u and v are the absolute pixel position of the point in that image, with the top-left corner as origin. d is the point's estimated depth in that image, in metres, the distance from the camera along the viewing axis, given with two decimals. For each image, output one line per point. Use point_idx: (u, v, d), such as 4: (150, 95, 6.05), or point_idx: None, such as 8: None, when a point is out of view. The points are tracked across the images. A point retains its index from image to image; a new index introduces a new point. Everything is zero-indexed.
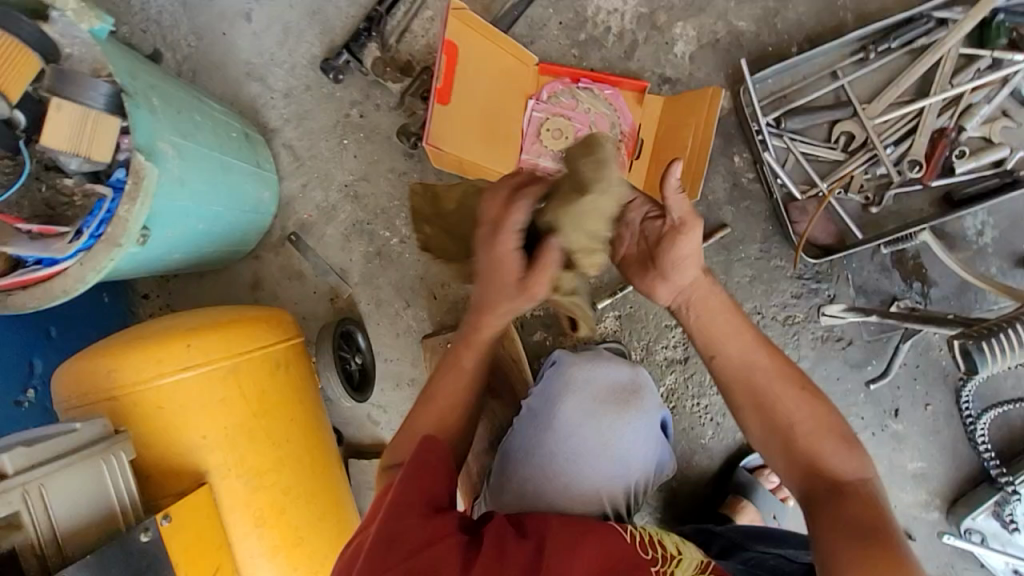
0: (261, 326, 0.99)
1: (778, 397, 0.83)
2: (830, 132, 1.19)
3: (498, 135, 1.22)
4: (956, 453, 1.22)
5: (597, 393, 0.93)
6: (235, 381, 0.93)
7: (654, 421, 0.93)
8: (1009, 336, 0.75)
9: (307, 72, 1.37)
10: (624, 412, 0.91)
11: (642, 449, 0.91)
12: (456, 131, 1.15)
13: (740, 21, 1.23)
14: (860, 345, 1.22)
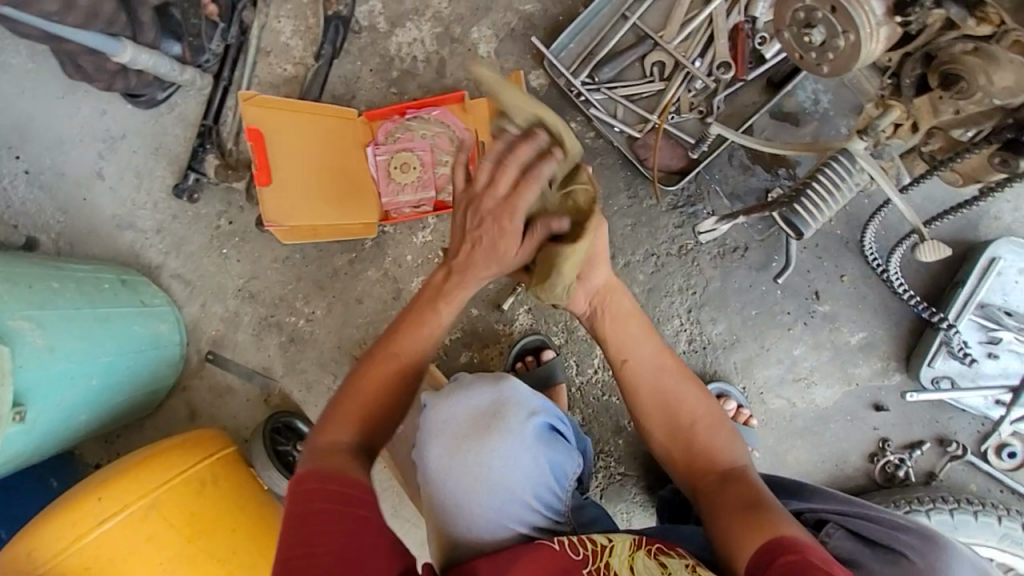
0: (175, 455, 0.99)
1: (678, 395, 0.95)
2: (644, 68, 1.24)
3: (349, 191, 1.29)
4: (888, 311, 1.23)
5: (459, 423, 0.85)
6: (160, 516, 0.95)
7: (522, 443, 0.82)
8: (811, 195, 0.82)
9: (169, 203, 1.41)
10: (490, 438, 0.83)
11: (526, 470, 0.82)
12: (292, 202, 1.24)
13: (526, 5, 1.30)
14: (756, 247, 1.25)
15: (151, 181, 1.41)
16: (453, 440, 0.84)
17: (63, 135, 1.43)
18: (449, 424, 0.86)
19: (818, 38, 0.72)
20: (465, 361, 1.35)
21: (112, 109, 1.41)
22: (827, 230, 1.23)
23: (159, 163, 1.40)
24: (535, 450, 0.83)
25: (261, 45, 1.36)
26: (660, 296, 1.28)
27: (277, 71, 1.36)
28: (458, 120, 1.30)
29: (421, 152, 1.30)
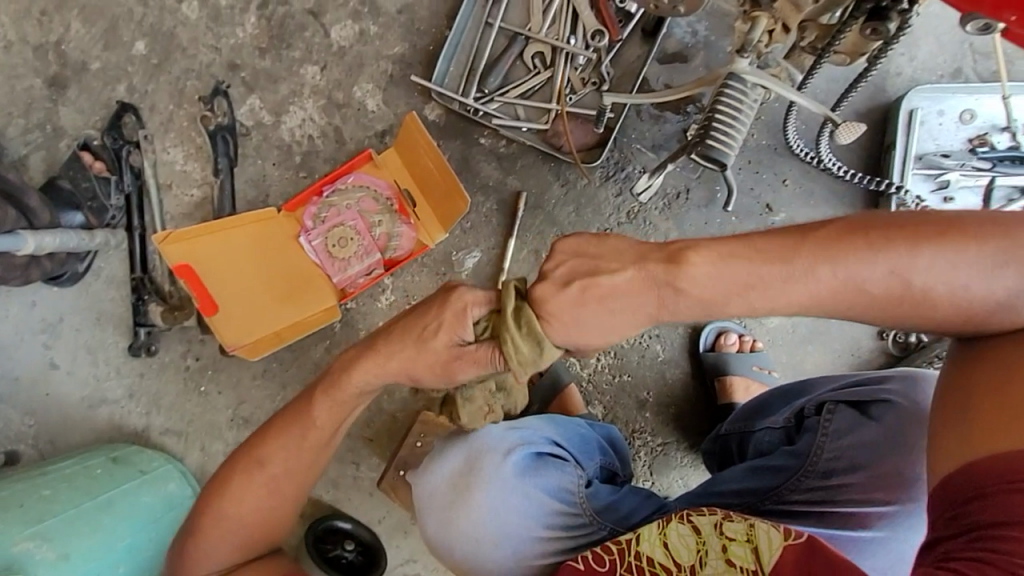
0: None
1: (959, 281, 0.63)
2: (527, 64, 1.26)
3: (295, 288, 1.27)
4: (839, 195, 1.25)
5: (448, 488, 0.94)
6: None
7: (503, 483, 0.91)
8: (719, 124, 0.80)
9: (131, 364, 1.38)
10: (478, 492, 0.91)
11: (519, 506, 0.90)
12: (241, 324, 1.23)
13: (394, 48, 1.30)
14: (696, 185, 1.26)
15: (105, 351, 1.38)
16: (452, 499, 0.93)
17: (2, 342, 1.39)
18: (439, 491, 0.94)
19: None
20: None
21: (41, 297, 1.38)
22: (753, 144, 1.25)
23: (106, 331, 1.37)
24: (517, 486, 0.90)
25: (160, 181, 1.34)
26: None
27: (185, 199, 1.35)
28: (375, 177, 1.30)
29: (352, 221, 1.29)
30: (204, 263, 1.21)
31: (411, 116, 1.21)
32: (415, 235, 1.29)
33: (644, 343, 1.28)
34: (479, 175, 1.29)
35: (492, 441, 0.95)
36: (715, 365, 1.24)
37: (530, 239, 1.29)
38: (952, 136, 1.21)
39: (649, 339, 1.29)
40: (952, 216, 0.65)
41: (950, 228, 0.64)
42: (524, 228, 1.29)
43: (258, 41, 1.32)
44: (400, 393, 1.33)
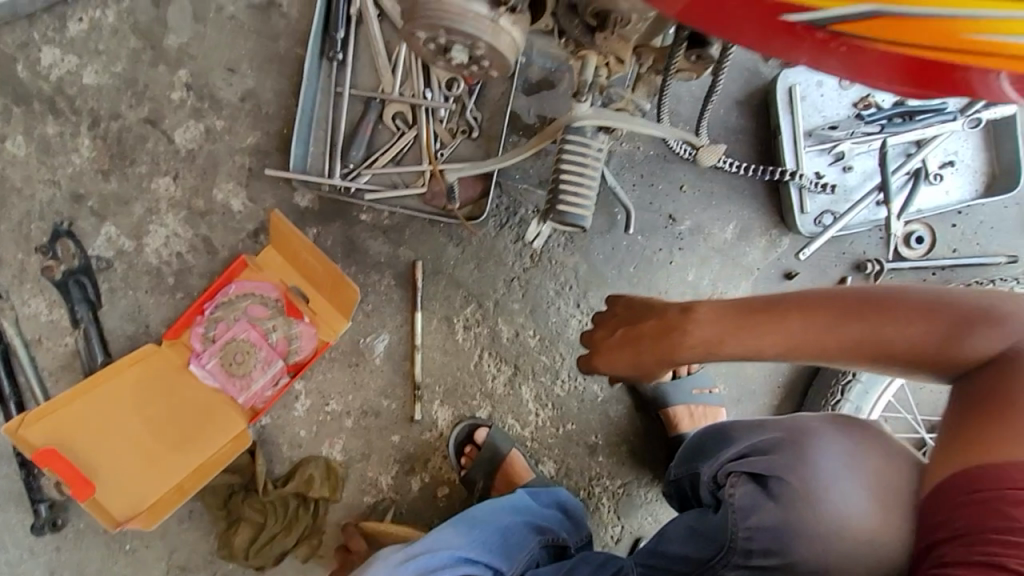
0: None
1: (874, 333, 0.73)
2: (389, 126, 1.17)
3: (193, 430, 1.17)
4: (739, 189, 1.20)
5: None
6: None
7: None
8: (567, 192, 0.82)
9: (42, 541, 1.24)
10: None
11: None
12: (129, 489, 1.14)
13: (246, 139, 1.20)
14: (594, 213, 1.19)
15: (9, 534, 1.24)
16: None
17: None
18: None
19: (461, 51, 0.64)
20: (420, 487, 1.23)
21: None
22: (642, 157, 1.18)
23: (6, 512, 1.24)
24: None
25: (26, 337, 1.22)
26: (545, 311, 1.21)
27: (60, 350, 1.22)
28: (258, 282, 1.21)
29: (244, 334, 1.20)
30: (77, 432, 1.12)
31: (276, 214, 1.11)
32: (315, 332, 1.21)
33: (580, 386, 1.22)
34: (368, 253, 1.20)
35: None
36: (655, 395, 1.19)
37: (438, 307, 1.21)
38: (836, 106, 1.17)
39: (585, 381, 1.22)
40: (869, 293, 0.75)
41: (854, 311, 0.74)
42: (429, 297, 1.21)
43: (97, 164, 1.20)
44: (340, 500, 1.23)
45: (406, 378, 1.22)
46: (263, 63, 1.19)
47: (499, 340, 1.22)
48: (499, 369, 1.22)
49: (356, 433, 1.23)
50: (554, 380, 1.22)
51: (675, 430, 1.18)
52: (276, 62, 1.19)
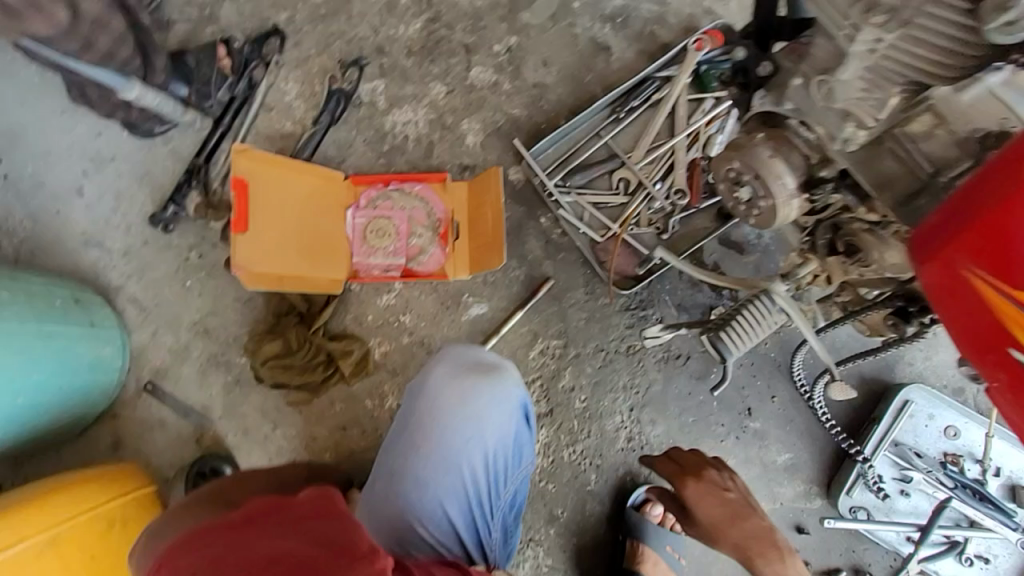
0: (92, 484, 1.00)
1: None
2: (610, 181, 1.37)
3: (324, 247, 1.34)
4: (814, 436, 1.29)
5: (460, 377, 0.97)
6: (61, 549, 0.91)
7: (504, 407, 0.95)
8: (737, 324, 0.87)
9: (143, 229, 1.44)
10: (477, 403, 0.94)
11: (507, 436, 0.94)
12: (263, 250, 1.26)
13: (513, 109, 1.43)
14: (698, 357, 1.31)
15: (129, 206, 1.45)
16: (437, 405, 0.95)
17: (54, 149, 1.48)
18: (441, 395, 0.95)
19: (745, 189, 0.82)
20: None
21: (108, 133, 1.48)
22: (762, 352, 1.31)
23: (143, 191, 1.45)
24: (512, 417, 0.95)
25: (267, 101, 1.46)
26: (604, 392, 1.33)
27: (277, 127, 1.45)
28: (436, 197, 1.39)
29: (397, 221, 1.38)
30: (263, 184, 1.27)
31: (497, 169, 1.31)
32: (442, 261, 1.37)
33: (581, 468, 1.30)
34: (523, 245, 1.38)
35: (496, 401, 0.95)
36: (635, 525, 1.25)
37: (535, 321, 1.36)
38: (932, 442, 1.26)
39: (587, 467, 1.31)
40: None
41: None
42: (535, 309, 1.36)
43: (411, 43, 1.47)
44: (351, 385, 1.36)
45: (469, 347, 1.35)
46: (568, 74, 1.43)
47: (555, 381, 1.34)
48: (537, 402, 1.33)
49: (404, 350, 1.37)
50: (567, 445, 1.32)
51: (633, 563, 1.24)
52: (576, 80, 1.43)
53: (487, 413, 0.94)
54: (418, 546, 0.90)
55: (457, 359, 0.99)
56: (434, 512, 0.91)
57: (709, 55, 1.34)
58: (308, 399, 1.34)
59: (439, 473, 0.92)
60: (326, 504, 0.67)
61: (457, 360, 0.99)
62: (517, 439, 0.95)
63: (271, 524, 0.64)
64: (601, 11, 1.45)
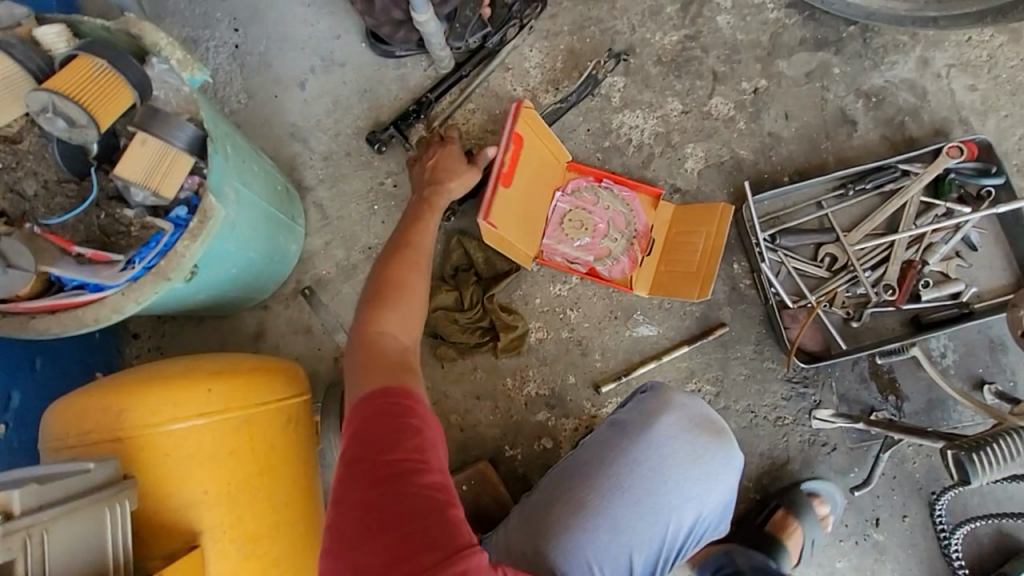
0: (277, 378, 0.97)
1: None
2: (817, 253, 1.36)
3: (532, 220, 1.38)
4: (931, 566, 1.28)
5: (689, 432, 0.94)
6: (247, 433, 0.90)
7: (721, 468, 0.93)
8: (997, 450, 0.84)
9: (349, 140, 1.44)
10: (702, 465, 0.92)
11: (721, 501, 0.93)
12: (503, 214, 1.25)
13: (742, 150, 1.42)
14: (843, 451, 1.31)
15: (344, 113, 1.45)
16: (659, 454, 0.92)
17: (288, 34, 1.47)
18: (665, 444, 0.93)
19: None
20: (540, 420, 1.36)
21: (346, 38, 1.47)
22: (909, 469, 1.29)
23: (360, 104, 1.45)
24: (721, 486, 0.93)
25: (507, 59, 1.46)
26: (740, 453, 1.32)
27: (508, 87, 1.45)
28: (642, 210, 1.37)
29: (598, 217, 1.37)
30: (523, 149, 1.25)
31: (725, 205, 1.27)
32: (628, 271, 1.35)
33: None
34: None
35: (709, 467, 0.93)
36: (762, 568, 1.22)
37: (697, 360, 1.35)
38: None
39: None
40: None
41: None
42: (700, 349, 1.35)
43: (663, 53, 1.46)
44: (498, 357, 1.36)
45: (625, 361, 1.36)
46: (805, 135, 1.42)
47: None
48: None
49: (559, 342, 1.37)
50: None
51: None
52: (812, 144, 1.42)
53: (715, 476, 0.93)
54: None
55: (686, 410, 0.96)
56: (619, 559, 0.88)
57: (959, 164, 1.33)
58: (456, 358, 1.35)
59: (637, 522, 0.89)
60: (404, 410, 0.79)
61: (687, 413, 0.96)
62: (724, 507, 0.95)
63: (413, 433, 0.77)
64: (858, 85, 1.44)
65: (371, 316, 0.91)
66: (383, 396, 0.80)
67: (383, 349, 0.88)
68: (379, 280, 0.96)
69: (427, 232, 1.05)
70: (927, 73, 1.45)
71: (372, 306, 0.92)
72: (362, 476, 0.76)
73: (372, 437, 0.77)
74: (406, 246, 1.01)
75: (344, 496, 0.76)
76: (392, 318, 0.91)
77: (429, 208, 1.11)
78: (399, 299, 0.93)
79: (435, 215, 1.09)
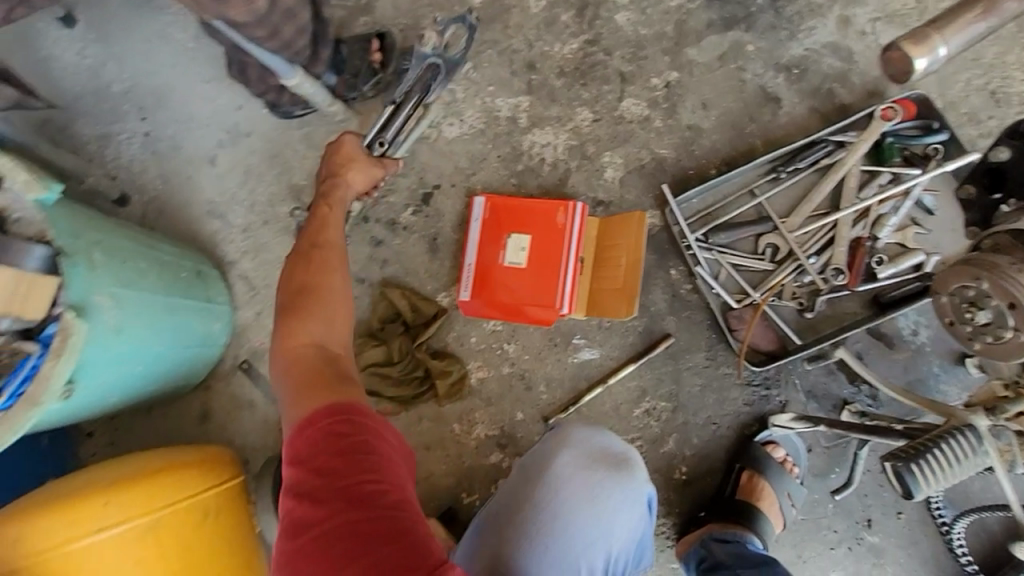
0: (189, 472, 0.95)
1: None
2: (756, 244, 1.27)
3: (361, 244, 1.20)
4: (940, 566, 1.16)
5: (586, 466, 0.89)
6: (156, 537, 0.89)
7: (633, 499, 0.88)
8: (937, 457, 0.75)
9: (266, 208, 1.44)
10: (608, 502, 0.87)
11: (636, 536, 0.88)
12: None
13: (662, 149, 1.35)
14: (820, 453, 1.21)
15: (257, 182, 1.45)
16: (558, 496, 0.87)
17: (194, 115, 1.48)
18: (567, 485, 0.88)
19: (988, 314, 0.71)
20: (493, 462, 1.30)
21: (248, 108, 1.47)
22: None
23: (271, 170, 1.45)
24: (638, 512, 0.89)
25: (407, 100, 1.43)
26: (706, 469, 1.24)
27: None
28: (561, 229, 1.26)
29: None
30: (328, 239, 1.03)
31: (638, 215, 1.22)
32: None
33: (667, 542, 1.23)
34: (647, 295, 1.29)
35: (620, 502, 0.87)
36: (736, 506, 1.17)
37: (646, 378, 1.27)
38: None
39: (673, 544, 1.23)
40: None
41: None
42: (648, 365, 1.28)
43: (565, 64, 1.40)
44: (441, 405, 1.32)
45: (572, 390, 1.29)
46: (728, 122, 1.34)
47: (657, 445, 1.26)
48: None
49: (501, 381, 1.31)
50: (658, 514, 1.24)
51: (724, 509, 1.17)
52: (736, 129, 1.33)
53: (622, 513, 0.87)
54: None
55: (582, 445, 0.91)
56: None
57: (896, 126, 1.22)
58: (398, 412, 1.31)
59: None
60: (341, 423, 0.75)
61: (585, 447, 0.91)
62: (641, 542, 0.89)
63: (355, 463, 0.72)
64: (776, 58, 1.34)
65: (282, 343, 0.87)
66: (331, 415, 0.75)
67: (320, 369, 0.83)
68: (285, 309, 0.90)
69: (324, 256, 0.97)
70: (850, 33, 1.34)
71: (289, 328, 0.88)
72: (319, 495, 0.71)
73: (317, 455, 0.73)
74: (316, 281, 0.93)
75: (303, 533, 0.70)
76: (314, 339, 0.88)
77: (329, 237, 1.02)
78: (333, 320, 0.90)
79: (332, 240, 1.01)
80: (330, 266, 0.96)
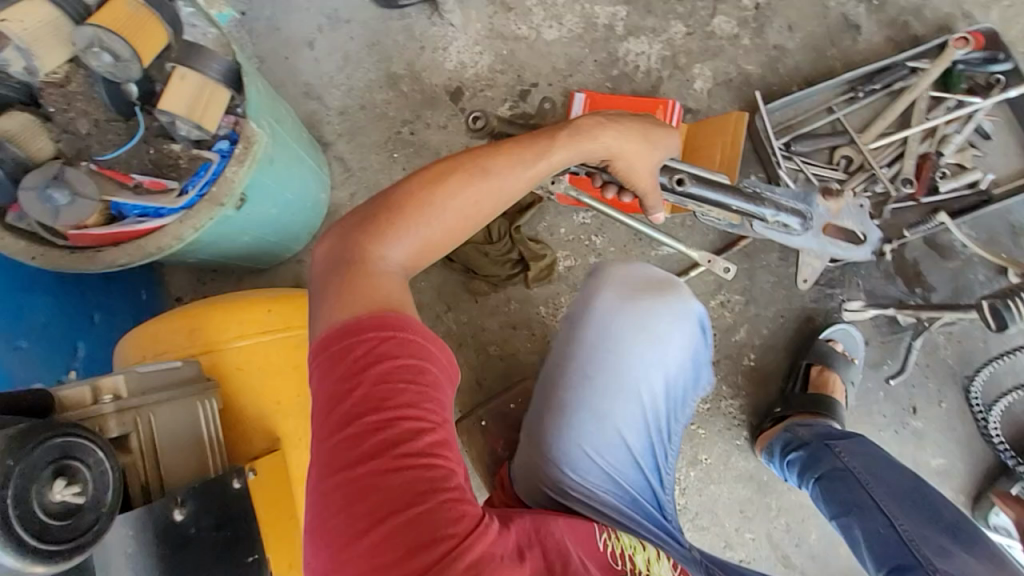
0: None
1: None
2: (833, 157, 1.38)
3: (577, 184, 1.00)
4: (972, 448, 1.32)
5: (630, 293, 1.04)
6: None
7: (679, 320, 1.02)
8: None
9: (363, 94, 1.48)
10: (649, 319, 1.02)
11: (689, 350, 1.03)
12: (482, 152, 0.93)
13: (748, 66, 1.44)
14: (875, 346, 1.35)
15: (355, 69, 1.48)
16: (609, 324, 1.02)
17: None
18: (612, 316, 1.03)
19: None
20: None
21: None
22: (941, 357, 1.33)
23: (370, 58, 1.48)
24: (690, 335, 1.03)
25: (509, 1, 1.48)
26: (773, 356, 1.35)
27: (513, 27, 1.47)
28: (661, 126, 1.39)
29: None
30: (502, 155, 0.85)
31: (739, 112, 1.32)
32: None
33: (735, 421, 1.35)
34: None
35: (660, 320, 1.02)
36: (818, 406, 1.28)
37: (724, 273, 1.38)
38: None
39: (740, 423, 1.35)
40: None
41: None
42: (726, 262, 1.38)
43: None
44: (529, 288, 1.40)
45: None
46: (810, 46, 1.44)
47: (731, 334, 1.37)
48: None
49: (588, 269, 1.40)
50: (726, 396, 1.36)
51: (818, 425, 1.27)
52: (817, 53, 1.44)
53: (667, 329, 1.01)
54: (598, 464, 0.97)
55: (625, 278, 1.06)
56: (615, 432, 0.98)
57: (967, 54, 1.34)
58: (489, 291, 1.39)
59: (621, 389, 0.99)
60: (395, 366, 0.66)
61: (631, 278, 1.07)
62: (700, 355, 1.04)
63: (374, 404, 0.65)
64: None
65: (382, 229, 0.77)
66: (376, 349, 0.67)
67: (390, 285, 0.73)
68: (406, 200, 0.78)
69: (488, 193, 0.81)
70: None
71: (370, 232, 0.76)
72: (349, 438, 0.64)
73: (342, 377, 0.66)
74: (461, 203, 0.80)
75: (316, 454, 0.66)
76: (398, 262, 0.76)
77: (509, 191, 0.83)
78: (411, 263, 0.78)
79: (503, 185, 0.82)
80: (464, 225, 0.81)
